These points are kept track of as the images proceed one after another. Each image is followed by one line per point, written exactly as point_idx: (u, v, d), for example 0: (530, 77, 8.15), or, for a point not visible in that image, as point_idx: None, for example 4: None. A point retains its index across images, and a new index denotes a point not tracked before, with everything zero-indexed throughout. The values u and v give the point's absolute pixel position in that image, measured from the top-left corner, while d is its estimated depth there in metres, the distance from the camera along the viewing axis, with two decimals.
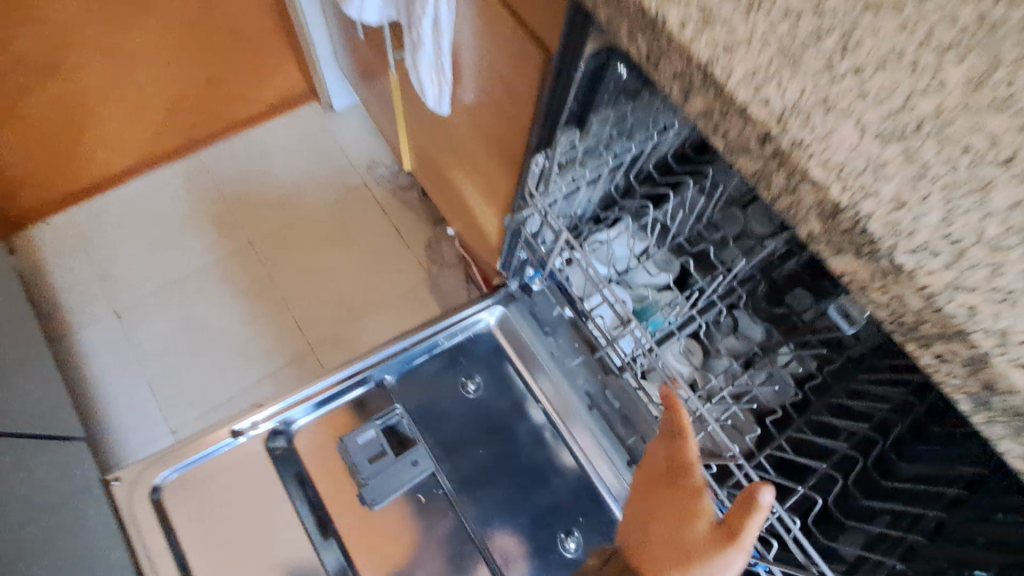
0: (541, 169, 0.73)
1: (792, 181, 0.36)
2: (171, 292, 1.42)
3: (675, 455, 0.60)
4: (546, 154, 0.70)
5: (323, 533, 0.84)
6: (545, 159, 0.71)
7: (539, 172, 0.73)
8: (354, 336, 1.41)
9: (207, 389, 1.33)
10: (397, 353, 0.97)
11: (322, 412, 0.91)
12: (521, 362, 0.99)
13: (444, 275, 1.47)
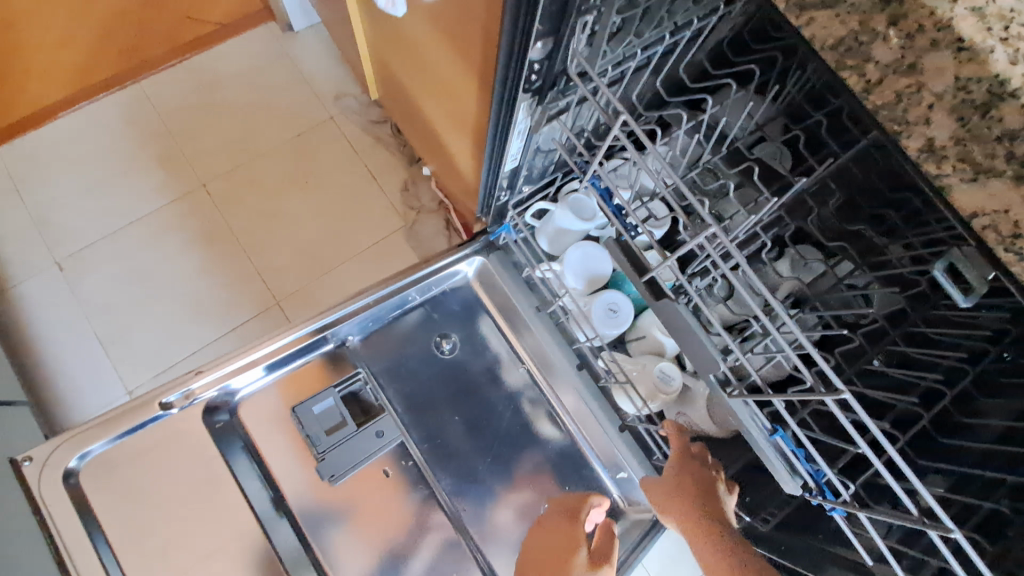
0: (536, 66, 0.55)
1: (961, 64, 0.38)
2: (118, 242, 1.29)
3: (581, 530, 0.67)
4: (549, 38, 0.51)
5: (277, 513, 0.74)
6: (550, 43, 0.52)
7: (536, 69, 0.55)
8: (323, 289, 1.28)
9: (162, 346, 1.22)
10: (362, 309, 0.84)
11: (274, 376, 0.79)
12: (502, 317, 0.90)
13: (423, 221, 1.33)
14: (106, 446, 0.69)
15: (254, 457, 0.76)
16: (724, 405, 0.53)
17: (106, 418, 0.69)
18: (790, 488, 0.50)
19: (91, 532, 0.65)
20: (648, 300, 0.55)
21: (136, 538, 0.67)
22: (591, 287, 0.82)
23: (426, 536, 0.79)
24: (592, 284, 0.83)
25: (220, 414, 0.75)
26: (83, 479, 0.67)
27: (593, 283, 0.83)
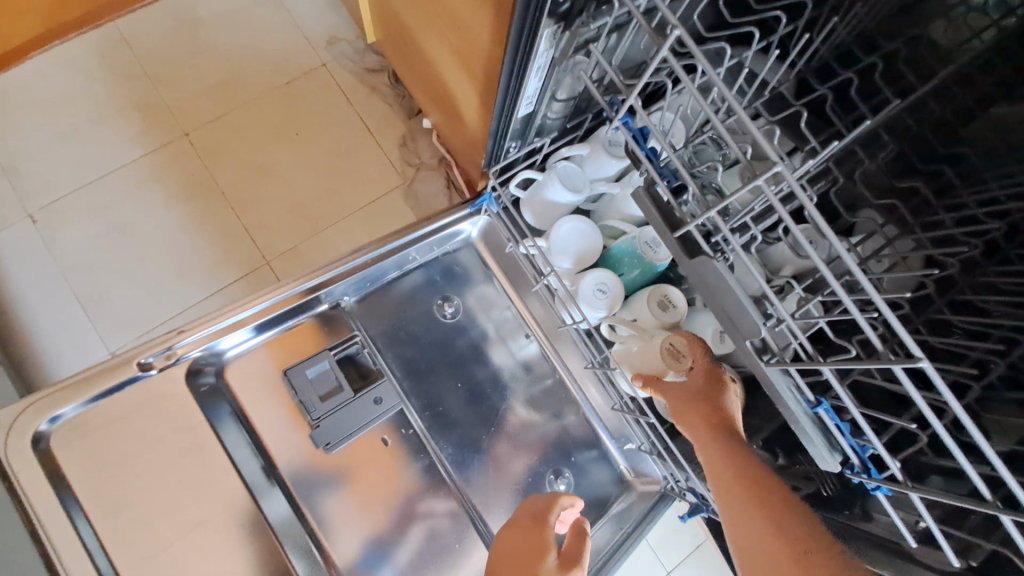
0: None
1: None
2: (94, 195, 1.20)
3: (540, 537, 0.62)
4: None
5: (268, 481, 0.69)
6: None
7: None
8: (316, 249, 1.22)
9: (146, 306, 1.16)
10: (360, 268, 0.79)
11: (264, 336, 0.74)
12: (508, 281, 0.89)
13: (422, 179, 1.25)
14: (79, 409, 0.62)
15: (243, 422, 0.71)
16: (759, 375, 0.49)
17: (79, 379, 0.62)
18: (829, 465, 0.47)
19: (65, 501, 0.58)
20: (681, 258, 0.50)
21: (115, 509, 0.61)
22: (577, 265, 0.77)
23: (433, 505, 0.76)
24: (579, 264, 0.77)
25: (205, 376, 0.70)
26: (54, 443, 0.60)
27: (581, 262, 0.77)
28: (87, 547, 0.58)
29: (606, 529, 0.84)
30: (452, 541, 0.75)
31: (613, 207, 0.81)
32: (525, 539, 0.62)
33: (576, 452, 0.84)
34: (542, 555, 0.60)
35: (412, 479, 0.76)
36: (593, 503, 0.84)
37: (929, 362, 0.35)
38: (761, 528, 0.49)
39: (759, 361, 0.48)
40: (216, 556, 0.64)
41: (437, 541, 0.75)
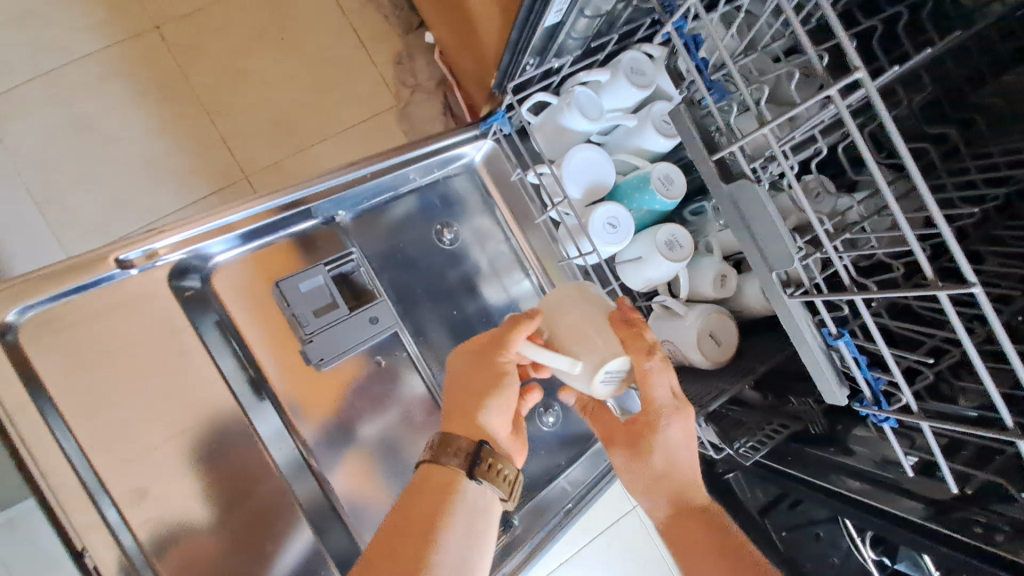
0: None
1: None
2: (50, 87, 1.08)
3: (484, 366, 0.60)
4: None
5: (256, 394, 0.67)
6: None
7: None
8: (300, 169, 1.15)
9: (111, 214, 1.08)
10: (356, 183, 0.74)
11: (252, 245, 0.69)
12: (511, 213, 0.86)
13: (417, 103, 1.17)
14: (52, 302, 0.56)
15: (230, 333, 0.67)
16: (781, 308, 0.49)
17: (48, 271, 0.56)
18: (836, 399, 0.49)
19: (38, 399, 0.54)
20: (714, 184, 0.48)
21: (94, 411, 0.57)
22: (589, 199, 0.74)
23: (386, 417, 0.73)
24: (591, 198, 0.75)
25: (189, 281, 0.65)
26: (23, 338, 0.55)
27: (592, 197, 0.75)
28: (64, 448, 0.54)
29: (591, 462, 0.86)
30: (403, 456, 0.73)
31: (627, 141, 0.77)
32: (487, 364, 0.60)
33: (563, 389, 0.87)
34: (481, 382, 0.60)
35: (365, 389, 0.72)
36: (577, 437, 0.86)
37: (982, 289, 0.36)
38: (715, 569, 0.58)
39: (785, 296, 0.48)
40: (202, 464, 0.62)
41: (391, 455, 0.72)
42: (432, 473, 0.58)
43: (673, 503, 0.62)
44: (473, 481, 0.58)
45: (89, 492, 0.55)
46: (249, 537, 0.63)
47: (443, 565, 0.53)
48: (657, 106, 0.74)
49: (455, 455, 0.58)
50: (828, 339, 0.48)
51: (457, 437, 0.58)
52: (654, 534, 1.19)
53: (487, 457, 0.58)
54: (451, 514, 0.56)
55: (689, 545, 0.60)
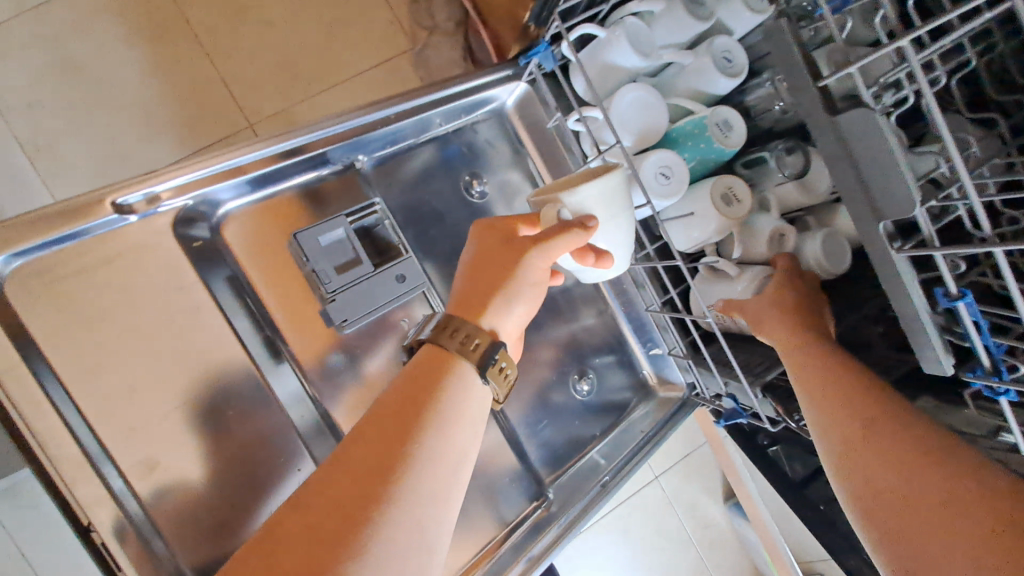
0: None
1: None
2: (34, 23, 0.98)
3: (511, 257, 0.52)
4: None
5: (274, 357, 0.61)
6: None
7: None
8: (308, 118, 1.06)
9: (108, 164, 1.00)
10: (380, 124, 0.66)
11: (262, 194, 0.62)
12: (545, 165, 0.79)
13: (435, 45, 1.07)
14: (43, 251, 0.49)
15: (243, 291, 0.61)
16: (886, 265, 0.43)
17: (35, 215, 0.48)
18: (944, 370, 0.43)
19: (33, 361, 0.48)
20: (818, 117, 0.41)
21: (96, 375, 0.51)
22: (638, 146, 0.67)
23: (396, 362, 0.67)
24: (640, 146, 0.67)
25: (196, 230, 0.58)
26: (11, 291, 0.48)
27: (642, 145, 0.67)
28: (64, 415, 0.49)
29: (625, 433, 0.81)
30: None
31: (680, 81, 0.69)
32: (514, 250, 0.52)
33: (595, 356, 0.82)
34: (504, 267, 0.52)
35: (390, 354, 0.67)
36: (610, 406, 0.82)
37: None
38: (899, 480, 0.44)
39: (892, 250, 0.41)
40: (218, 429, 0.56)
41: None
42: (434, 356, 0.49)
43: (851, 407, 0.49)
44: (479, 379, 0.49)
45: (94, 463, 0.49)
46: (237, 476, 0.57)
47: (438, 453, 0.44)
48: (718, 40, 0.65)
49: (464, 342, 0.49)
50: (941, 300, 0.41)
51: (468, 322, 0.50)
52: (675, 508, 1.16)
53: (497, 356, 0.50)
54: (450, 394, 0.47)
55: (870, 454, 0.46)
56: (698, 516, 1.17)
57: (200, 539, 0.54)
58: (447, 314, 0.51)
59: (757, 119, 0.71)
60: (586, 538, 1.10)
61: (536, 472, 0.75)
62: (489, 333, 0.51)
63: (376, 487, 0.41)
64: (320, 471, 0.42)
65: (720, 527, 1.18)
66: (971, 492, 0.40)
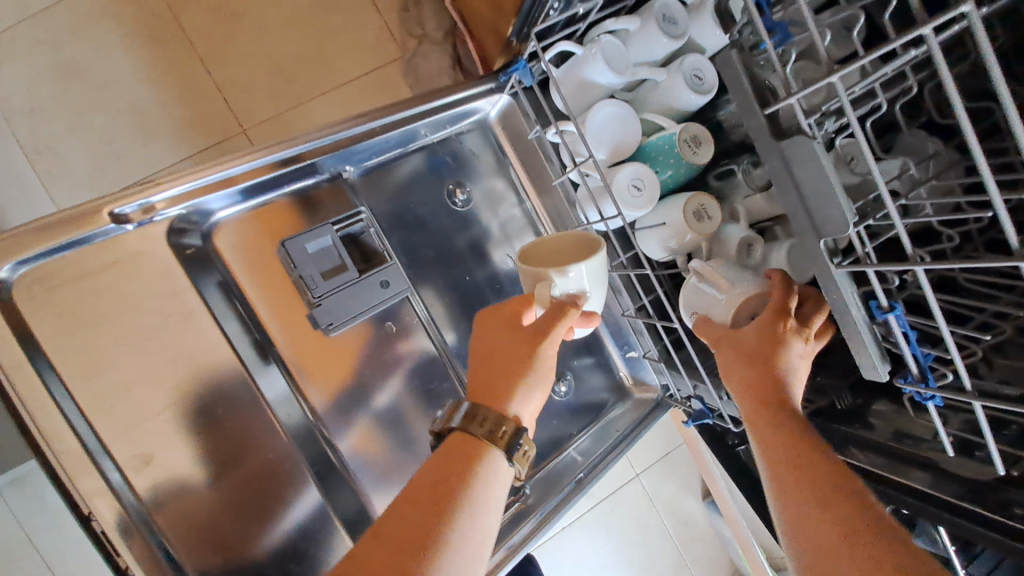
0: None
1: None
2: (33, 29, 1.01)
3: (523, 347, 0.56)
4: None
5: (263, 358, 0.64)
6: None
7: None
8: (300, 123, 1.09)
9: (104, 167, 1.03)
10: (366, 136, 0.68)
11: (253, 203, 0.65)
12: (527, 173, 0.82)
13: (425, 54, 1.09)
14: (43, 259, 0.52)
15: (233, 294, 0.64)
16: (826, 277, 0.46)
17: (35, 226, 0.51)
18: (880, 375, 0.47)
19: (34, 362, 0.51)
20: (765, 142, 0.45)
21: (94, 374, 0.55)
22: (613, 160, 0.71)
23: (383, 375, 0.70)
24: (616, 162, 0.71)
25: (188, 238, 0.61)
26: (14, 296, 0.51)
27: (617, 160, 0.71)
28: (64, 413, 0.52)
29: (602, 432, 0.85)
30: (409, 427, 0.71)
31: (653, 97, 0.72)
32: (524, 339, 0.56)
33: (573, 357, 0.85)
34: (522, 356, 0.56)
35: (377, 356, 0.70)
36: (588, 406, 0.85)
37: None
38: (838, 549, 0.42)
39: (833, 265, 0.45)
40: (212, 428, 0.60)
41: (385, 414, 0.70)
42: (462, 445, 0.53)
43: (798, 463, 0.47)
44: (505, 462, 0.54)
45: (92, 458, 0.53)
46: (240, 501, 0.61)
47: (464, 536, 0.48)
48: (689, 59, 0.68)
49: (487, 426, 0.53)
50: (876, 313, 0.44)
51: (492, 410, 0.54)
52: (655, 504, 1.20)
53: (522, 441, 0.54)
54: (477, 476, 0.51)
55: (810, 515, 0.44)
56: (677, 513, 1.21)
57: (199, 545, 0.57)
58: (471, 403, 0.55)
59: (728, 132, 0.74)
60: (567, 533, 1.14)
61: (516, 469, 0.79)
62: (514, 420, 0.55)
63: (411, 565, 0.44)
64: (358, 553, 0.45)
65: (698, 523, 1.22)
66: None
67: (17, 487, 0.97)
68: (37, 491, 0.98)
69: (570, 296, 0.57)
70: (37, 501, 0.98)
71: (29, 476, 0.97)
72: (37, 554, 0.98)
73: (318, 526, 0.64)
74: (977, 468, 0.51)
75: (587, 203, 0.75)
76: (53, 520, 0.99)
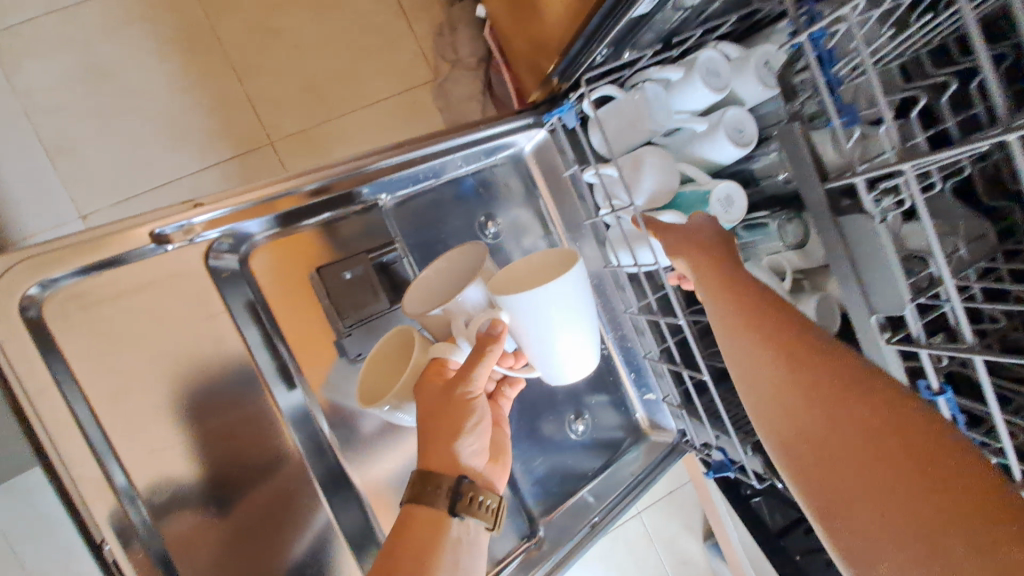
0: None
1: None
2: (67, 26, 1.00)
3: (456, 398, 0.53)
4: None
5: (288, 384, 0.63)
6: None
7: None
8: (328, 138, 1.09)
9: (126, 170, 1.02)
10: (406, 165, 0.68)
11: (287, 228, 0.64)
12: (557, 209, 0.83)
13: (456, 78, 1.09)
14: (77, 277, 0.52)
15: (264, 315, 0.62)
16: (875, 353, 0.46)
17: (77, 242, 0.50)
18: None
19: (62, 383, 0.51)
20: (822, 216, 0.46)
21: (119, 396, 0.54)
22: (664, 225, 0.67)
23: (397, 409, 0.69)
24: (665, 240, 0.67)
25: (225, 260, 0.59)
26: (46, 312, 0.51)
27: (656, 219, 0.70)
28: (87, 433, 0.51)
29: (616, 474, 0.84)
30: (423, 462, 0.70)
31: (690, 147, 0.73)
32: (454, 404, 0.53)
33: (590, 396, 0.84)
34: (460, 409, 0.54)
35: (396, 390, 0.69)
36: (605, 445, 0.84)
37: None
38: (840, 428, 0.43)
39: (884, 341, 0.45)
40: (232, 454, 0.59)
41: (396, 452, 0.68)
42: (415, 524, 0.52)
43: (810, 378, 0.46)
44: (454, 518, 0.53)
45: (112, 484, 0.52)
46: (253, 536, 0.60)
47: None
48: (731, 111, 0.68)
49: (441, 492, 0.53)
50: (924, 393, 0.44)
51: (440, 474, 0.53)
52: (655, 543, 1.18)
53: (469, 488, 0.54)
54: (449, 532, 0.52)
55: (811, 411, 0.45)
56: (677, 553, 1.19)
57: None
58: (421, 472, 0.53)
59: (761, 184, 0.73)
60: None
61: (528, 508, 0.77)
62: (458, 469, 0.55)
63: None
64: None
65: (697, 565, 1.21)
66: (911, 464, 0.39)
67: (4, 494, 0.94)
68: (28, 495, 0.95)
69: (495, 327, 0.54)
70: (27, 505, 0.95)
71: (18, 482, 0.94)
72: (18, 563, 0.96)
73: (324, 558, 0.63)
74: None
75: (619, 245, 0.75)
76: (42, 524, 0.96)
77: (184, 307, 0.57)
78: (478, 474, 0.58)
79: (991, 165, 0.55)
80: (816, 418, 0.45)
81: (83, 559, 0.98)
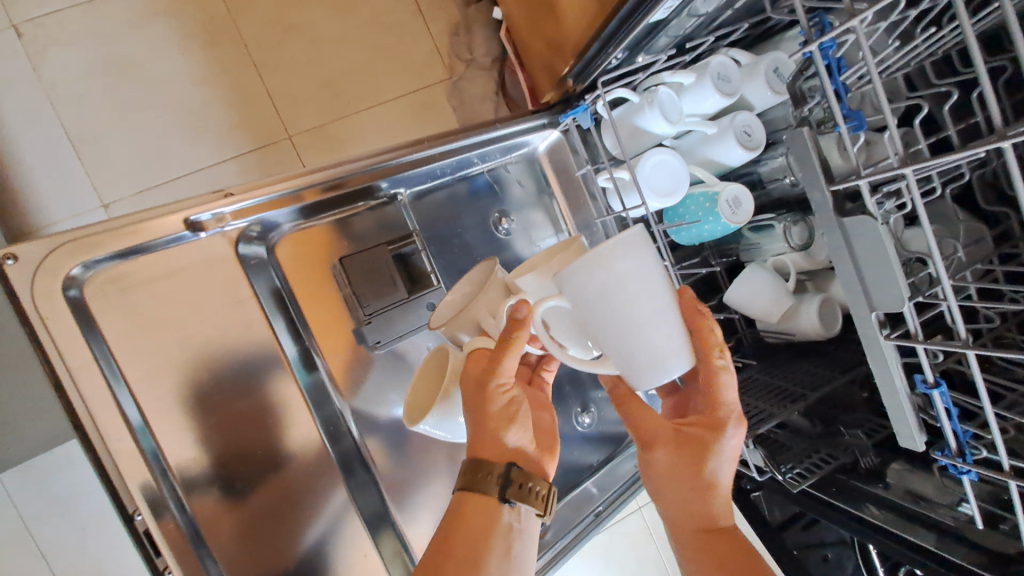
0: None
1: None
2: (93, 18, 1.03)
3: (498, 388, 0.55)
4: None
5: (308, 370, 0.65)
6: None
7: None
8: (344, 134, 1.12)
9: (148, 160, 1.05)
10: (425, 161, 0.71)
11: (310, 219, 0.66)
12: (569, 207, 0.85)
13: (471, 78, 1.12)
14: (116, 260, 0.55)
15: (287, 301, 0.65)
16: (875, 349, 0.49)
17: (116, 226, 0.53)
18: (918, 445, 0.49)
19: (100, 360, 0.53)
20: (827, 216, 0.48)
21: (151, 375, 0.56)
22: (603, 308, 0.47)
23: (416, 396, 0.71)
24: (598, 329, 0.48)
25: (253, 248, 0.62)
26: (86, 293, 0.53)
27: (616, 312, 0.47)
28: (122, 409, 0.54)
29: (619, 467, 0.86)
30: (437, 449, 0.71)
31: (699, 149, 0.75)
32: (495, 394, 0.55)
33: (596, 390, 0.86)
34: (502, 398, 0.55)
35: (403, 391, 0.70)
36: (609, 438, 0.87)
37: None
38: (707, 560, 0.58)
39: (884, 338, 0.48)
40: (256, 435, 0.62)
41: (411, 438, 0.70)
42: (471, 506, 0.56)
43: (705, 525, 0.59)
44: (507, 504, 0.56)
45: (145, 458, 0.54)
46: (273, 515, 0.63)
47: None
48: (740, 116, 0.71)
49: (492, 479, 0.56)
50: (920, 387, 0.47)
51: (490, 462, 0.56)
52: (654, 538, 1.20)
53: (521, 478, 0.56)
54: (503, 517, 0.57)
55: (697, 539, 0.59)
56: None
57: (242, 554, 0.61)
58: (470, 460, 0.56)
59: (768, 187, 0.76)
60: (565, 563, 1.13)
61: None
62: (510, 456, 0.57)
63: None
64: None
65: None
66: None
67: (23, 473, 0.96)
68: (46, 475, 0.98)
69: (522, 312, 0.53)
70: (44, 485, 0.98)
71: (37, 461, 0.97)
72: (33, 541, 0.98)
73: (340, 538, 0.65)
74: (1003, 541, 0.53)
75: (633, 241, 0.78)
76: (59, 503, 0.99)
77: (214, 293, 0.60)
78: (532, 459, 0.60)
79: (990, 172, 0.58)
80: (694, 539, 0.59)
81: (98, 539, 1.01)
